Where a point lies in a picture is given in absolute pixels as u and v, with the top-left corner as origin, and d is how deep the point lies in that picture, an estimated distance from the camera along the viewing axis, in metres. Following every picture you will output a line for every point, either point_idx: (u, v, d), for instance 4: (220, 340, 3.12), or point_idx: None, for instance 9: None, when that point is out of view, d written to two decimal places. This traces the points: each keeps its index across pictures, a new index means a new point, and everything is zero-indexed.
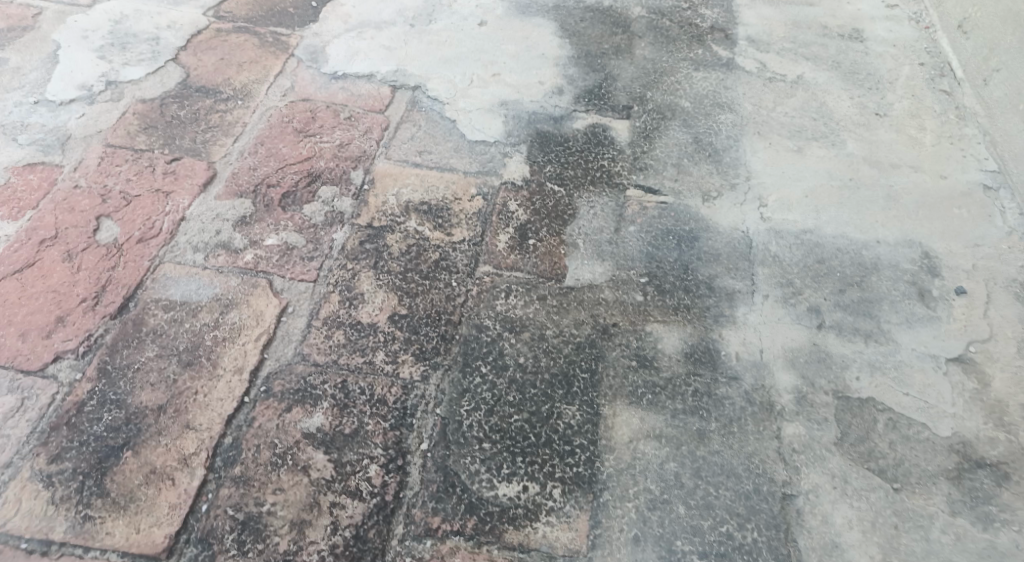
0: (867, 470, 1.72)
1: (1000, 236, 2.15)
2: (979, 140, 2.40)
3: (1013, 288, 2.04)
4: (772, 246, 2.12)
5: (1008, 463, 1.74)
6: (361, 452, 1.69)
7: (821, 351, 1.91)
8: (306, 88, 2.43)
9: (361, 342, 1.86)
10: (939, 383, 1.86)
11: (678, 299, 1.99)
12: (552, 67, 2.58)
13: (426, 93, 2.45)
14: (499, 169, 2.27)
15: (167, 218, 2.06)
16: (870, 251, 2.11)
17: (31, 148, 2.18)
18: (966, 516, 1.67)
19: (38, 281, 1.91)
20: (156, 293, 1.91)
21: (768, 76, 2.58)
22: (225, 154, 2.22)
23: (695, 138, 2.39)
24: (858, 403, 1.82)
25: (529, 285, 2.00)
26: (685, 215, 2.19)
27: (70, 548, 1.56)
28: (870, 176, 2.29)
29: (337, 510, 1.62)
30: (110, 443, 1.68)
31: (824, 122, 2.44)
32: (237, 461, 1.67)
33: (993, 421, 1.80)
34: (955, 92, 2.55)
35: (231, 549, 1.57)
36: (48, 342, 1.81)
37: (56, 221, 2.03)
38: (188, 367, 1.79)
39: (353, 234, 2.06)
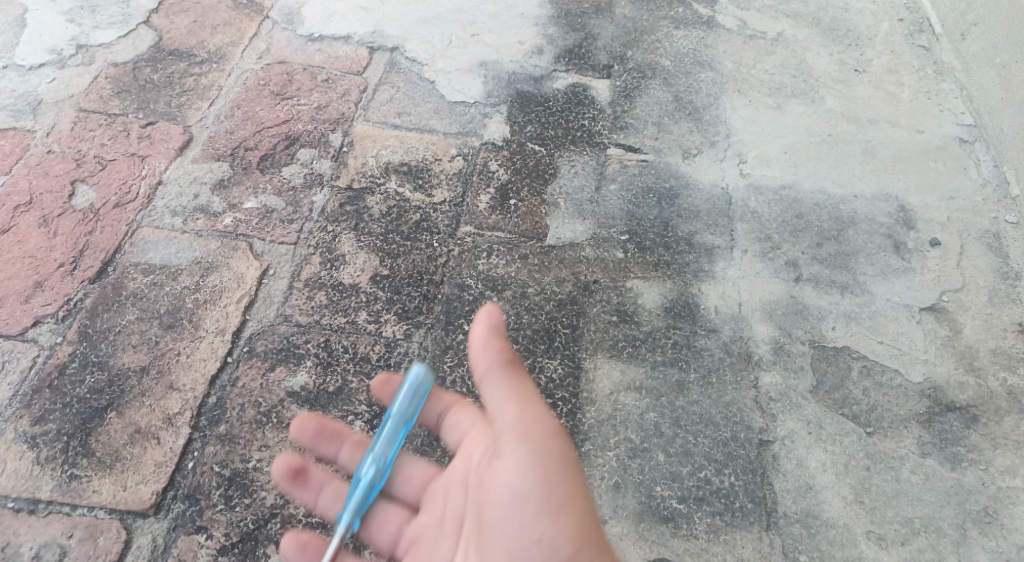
0: (841, 416, 1.76)
1: (973, 188, 2.18)
2: (956, 94, 2.42)
3: (986, 239, 2.07)
4: (751, 202, 2.14)
5: (976, 406, 1.79)
6: (346, 409, 1.71)
7: (798, 303, 1.94)
8: (282, 51, 2.40)
9: (344, 302, 1.87)
10: (912, 331, 1.90)
11: (658, 255, 2.01)
12: (531, 27, 2.56)
13: (404, 54, 2.43)
14: (478, 129, 2.26)
15: (143, 182, 2.05)
16: (847, 206, 2.14)
17: (2, 114, 2.17)
18: (935, 457, 1.72)
19: (15, 246, 1.91)
20: (134, 257, 1.91)
21: (748, 34, 2.58)
22: (201, 117, 2.21)
23: (675, 97, 2.39)
24: (834, 352, 1.86)
25: (510, 244, 2.01)
26: (665, 172, 2.20)
27: (57, 507, 1.58)
28: (848, 132, 2.31)
29: (322, 465, 1.64)
30: (94, 405, 1.69)
31: (803, 79, 2.45)
32: (222, 419, 1.69)
33: (963, 366, 1.85)
34: (934, 48, 2.55)
35: (218, 504, 1.59)
36: (27, 307, 1.81)
37: (31, 186, 2.01)
38: (169, 329, 1.80)
39: (333, 196, 2.06)
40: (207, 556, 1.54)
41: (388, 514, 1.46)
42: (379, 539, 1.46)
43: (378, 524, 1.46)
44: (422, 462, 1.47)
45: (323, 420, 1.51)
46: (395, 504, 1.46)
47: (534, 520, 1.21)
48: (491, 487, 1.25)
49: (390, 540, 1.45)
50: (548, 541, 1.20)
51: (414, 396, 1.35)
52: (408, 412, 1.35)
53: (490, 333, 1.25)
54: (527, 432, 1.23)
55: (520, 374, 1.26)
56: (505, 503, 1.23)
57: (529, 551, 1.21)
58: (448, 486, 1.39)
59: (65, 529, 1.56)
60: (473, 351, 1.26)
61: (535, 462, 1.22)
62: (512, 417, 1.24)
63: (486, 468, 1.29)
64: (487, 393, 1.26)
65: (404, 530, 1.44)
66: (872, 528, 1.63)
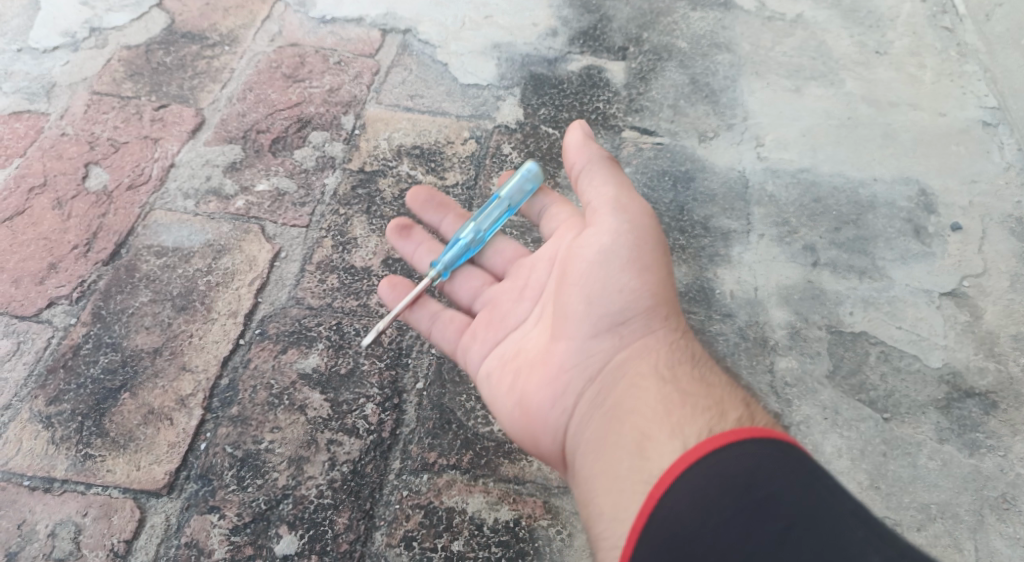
0: (858, 402, 1.74)
1: (996, 172, 2.14)
2: (979, 76, 2.37)
3: (1008, 223, 2.03)
4: (768, 186, 2.11)
5: (996, 392, 1.76)
6: (357, 391, 1.71)
7: (815, 288, 1.91)
8: (294, 33, 2.39)
9: (356, 285, 1.87)
10: (932, 317, 1.87)
11: (673, 239, 1.99)
12: (546, 9, 2.53)
13: (417, 36, 2.41)
14: (492, 112, 2.24)
15: (156, 164, 2.05)
16: (866, 190, 2.10)
17: (16, 97, 2.17)
18: (954, 443, 1.69)
19: (30, 227, 1.91)
20: (147, 239, 1.91)
21: (766, 15, 2.54)
22: (213, 100, 2.20)
23: (692, 79, 2.36)
24: (851, 337, 1.83)
25: (523, 228, 1.99)
26: (681, 155, 2.17)
27: (72, 485, 1.59)
28: (868, 115, 2.27)
29: (334, 447, 1.64)
30: (108, 385, 1.69)
31: (822, 61, 2.41)
32: (234, 401, 1.69)
33: (984, 352, 1.81)
34: (957, 29, 2.50)
35: (230, 485, 1.59)
36: (41, 288, 1.82)
37: (45, 168, 2.02)
38: (182, 311, 1.80)
39: (345, 179, 2.05)
40: (220, 536, 1.54)
41: (472, 275, 1.77)
42: (459, 293, 1.77)
43: (463, 281, 1.77)
44: (513, 246, 1.80)
45: (434, 193, 1.86)
46: (481, 270, 1.78)
47: (618, 273, 1.50)
48: (582, 251, 1.55)
49: (468, 297, 1.76)
50: (627, 288, 1.49)
51: (522, 185, 1.74)
52: (516, 195, 1.75)
53: (588, 137, 1.66)
54: (621, 207, 1.55)
55: (615, 168, 1.62)
56: (596, 260, 1.52)
57: (609, 294, 1.50)
58: (532, 261, 1.72)
59: (80, 508, 1.57)
60: (569, 152, 1.66)
61: (627, 230, 1.53)
62: (609, 195, 1.57)
63: (578, 241, 1.58)
64: (587, 181, 1.62)
65: (483, 291, 1.75)
66: (889, 514, 1.61)
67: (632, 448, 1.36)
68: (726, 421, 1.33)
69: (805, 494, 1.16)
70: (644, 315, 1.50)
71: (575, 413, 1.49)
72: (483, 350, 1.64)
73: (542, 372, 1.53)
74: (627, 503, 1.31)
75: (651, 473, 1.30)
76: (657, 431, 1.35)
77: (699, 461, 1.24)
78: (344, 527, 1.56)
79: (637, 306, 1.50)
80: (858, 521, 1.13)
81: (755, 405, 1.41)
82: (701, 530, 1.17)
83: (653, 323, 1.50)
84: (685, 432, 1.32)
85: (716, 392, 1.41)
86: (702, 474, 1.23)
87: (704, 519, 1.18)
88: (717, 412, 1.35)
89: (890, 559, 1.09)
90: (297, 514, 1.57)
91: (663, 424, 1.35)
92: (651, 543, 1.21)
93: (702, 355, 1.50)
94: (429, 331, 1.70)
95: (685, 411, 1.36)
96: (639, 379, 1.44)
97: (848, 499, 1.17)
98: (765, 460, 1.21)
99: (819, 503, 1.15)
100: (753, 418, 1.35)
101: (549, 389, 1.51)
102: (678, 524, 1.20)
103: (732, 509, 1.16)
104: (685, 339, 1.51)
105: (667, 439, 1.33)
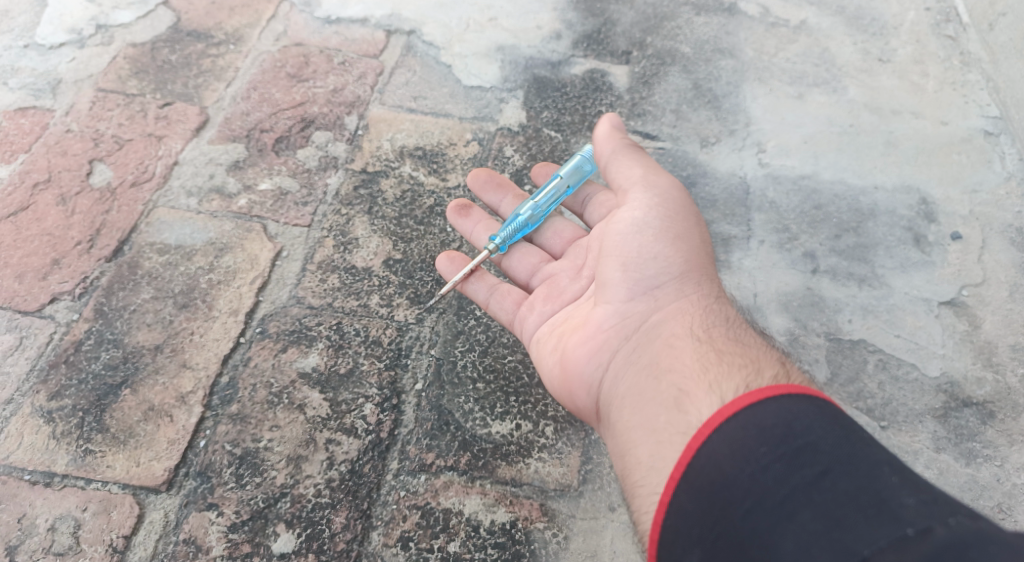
0: (855, 410, 1.75)
1: (997, 182, 2.14)
2: (982, 86, 2.37)
3: (1009, 234, 2.04)
4: (769, 192, 2.11)
5: (993, 402, 1.76)
6: (356, 391, 1.72)
7: (814, 295, 1.92)
8: (299, 33, 2.40)
9: (357, 285, 1.87)
10: (930, 326, 1.87)
11: None
12: (550, 11, 2.53)
13: (421, 38, 2.42)
14: (495, 115, 2.25)
15: (160, 162, 2.06)
16: (867, 198, 2.10)
17: (22, 93, 2.18)
18: (950, 452, 1.70)
19: (33, 223, 1.92)
20: (150, 236, 1.92)
21: (770, 22, 2.54)
22: (217, 99, 2.21)
23: (695, 85, 2.36)
24: (850, 345, 1.84)
25: None
26: (683, 160, 2.18)
27: (72, 480, 1.59)
28: (870, 123, 2.27)
29: (333, 446, 1.65)
30: (108, 382, 1.70)
31: (825, 68, 2.41)
32: (234, 399, 1.69)
33: (982, 362, 1.82)
34: (961, 38, 2.50)
35: (229, 482, 1.60)
36: (44, 284, 1.83)
37: (50, 165, 2.03)
38: (183, 308, 1.81)
39: (347, 179, 2.06)
40: (218, 533, 1.55)
41: (530, 253, 1.85)
42: (516, 271, 1.84)
43: (520, 259, 1.84)
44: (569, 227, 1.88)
45: (493, 174, 1.96)
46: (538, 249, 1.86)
47: (651, 241, 1.61)
48: (617, 225, 1.66)
49: (525, 274, 1.83)
50: (660, 256, 1.59)
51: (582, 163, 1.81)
52: (574, 175, 1.81)
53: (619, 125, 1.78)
54: (651, 185, 1.68)
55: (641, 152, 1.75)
56: (629, 231, 1.63)
57: (642, 261, 1.59)
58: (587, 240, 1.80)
59: (80, 502, 1.57)
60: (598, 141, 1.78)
61: (659, 205, 1.65)
62: (642, 174, 1.70)
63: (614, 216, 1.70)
64: (618, 165, 1.73)
65: (539, 268, 1.82)
66: None
67: (666, 402, 1.41)
68: (762, 377, 1.36)
69: (842, 447, 1.20)
70: (678, 281, 1.58)
71: (609, 370, 1.54)
72: (537, 319, 1.71)
73: (578, 333, 1.60)
74: (665, 451, 1.36)
75: (687, 424, 1.35)
76: (694, 388, 1.39)
77: (735, 413, 1.28)
78: (341, 526, 1.57)
79: (668, 272, 1.59)
80: (892, 470, 1.17)
81: (791, 364, 1.44)
82: (738, 474, 1.22)
83: (686, 289, 1.58)
84: (720, 386, 1.36)
85: (750, 351, 1.45)
86: (741, 426, 1.26)
87: (741, 464, 1.23)
88: (753, 369, 1.39)
89: (925, 501, 1.13)
90: (295, 513, 1.58)
91: (695, 378, 1.40)
92: (689, 487, 1.26)
93: (736, 319, 1.55)
94: (486, 301, 1.78)
95: (719, 367, 1.40)
96: (673, 338, 1.50)
97: (881, 449, 1.21)
98: (804, 414, 1.25)
99: (854, 449, 1.19)
100: (789, 373, 1.39)
101: (583, 350, 1.57)
102: (715, 471, 1.25)
103: (770, 457, 1.21)
104: (719, 303, 1.57)
105: (702, 393, 1.37)
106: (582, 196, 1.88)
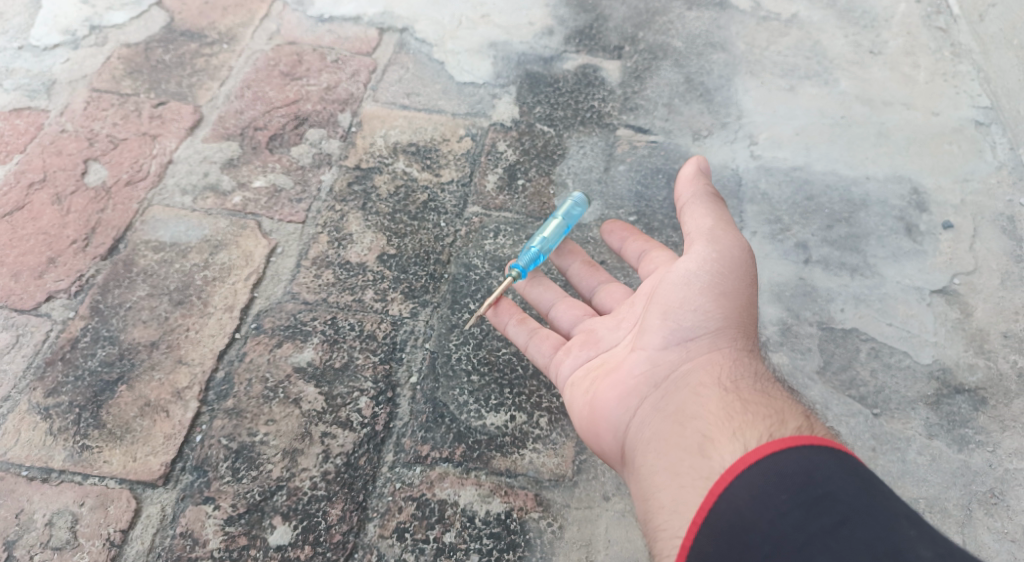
0: (848, 398, 1.75)
1: (989, 171, 2.15)
2: (973, 77, 2.38)
3: (1000, 222, 2.05)
4: (761, 184, 2.12)
5: (986, 388, 1.77)
6: (351, 385, 1.73)
7: (806, 285, 1.93)
8: (292, 31, 2.41)
9: (351, 281, 1.88)
10: (922, 313, 1.88)
11: (666, 237, 2.01)
12: (542, 7, 2.55)
13: (414, 35, 2.43)
14: (488, 111, 2.26)
15: (154, 161, 2.07)
16: (858, 188, 2.12)
17: (17, 94, 2.19)
18: (942, 438, 1.71)
19: (29, 223, 1.93)
20: (145, 234, 1.93)
21: (761, 15, 2.56)
22: (211, 97, 2.22)
23: (687, 78, 2.37)
24: (842, 334, 1.85)
25: (518, 225, 2.01)
26: (675, 153, 2.19)
27: (69, 476, 1.61)
28: (862, 114, 2.28)
29: (328, 440, 1.66)
30: (105, 378, 1.71)
31: (817, 61, 2.42)
32: (230, 394, 1.71)
33: (974, 349, 1.83)
34: (952, 29, 2.51)
35: (225, 476, 1.61)
36: (40, 282, 1.84)
37: (45, 164, 2.04)
38: (179, 305, 1.82)
39: (341, 176, 2.07)
40: (215, 526, 1.56)
41: (575, 307, 1.80)
42: (561, 321, 1.80)
43: (567, 309, 1.80)
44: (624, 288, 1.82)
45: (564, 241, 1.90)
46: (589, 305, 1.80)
47: (699, 294, 1.58)
48: (670, 275, 1.63)
49: (569, 324, 1.78)
50: (703, 309, 1.57)
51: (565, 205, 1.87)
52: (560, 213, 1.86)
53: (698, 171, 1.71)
54: (714, 238, 1.62)
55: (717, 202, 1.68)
56: (679, 281, 1.61)
57: (685, 312, 1.57)
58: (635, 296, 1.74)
59: (77, 497, 1.58)
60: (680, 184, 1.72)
61: (715, 259, 1.59)
62: (707, 227, 1.63)
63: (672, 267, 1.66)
64: (687, 215, 1.68)
65: (582, 319, 1.78)
66: None
67: (689, 447, 1.40)
68: (786, 426, 1.35)
69: (862, 499, 1.21)
70: (716, 335, 1.56)
71: (637, 414, 1.53)
72: (573, 364, 1.68)
73: (609, 378, 1.60)
74: (686, 495, 1.36)
75: (709, 469, 1.35)
76: (719, 436, 1.38)
77: (757, 460, 1.29)
78: (337, 518, 1.58)
79: (707, 324, 1.56)
80: (909, 523, 1.19)
81: (817, 418, 1.42)
82: (757, 519, 1.23)
83: (722, 342, 1.55)
84: (743, 433, 1.36)
85: (776, 402, 1.43)
86: (763, 475, 1.27)
87: (761, 511, 1.23)
88: (777, 419, 1.38)
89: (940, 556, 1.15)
90: (291, 505, 1.59)
91: (714, 424, 1.41)
92: (709, 531, 1.27)
93: (767, 373, 1.52)
94: (526, 344, 1.73)
95: (744, 416, 1.40)
96: (701, 387, 1.48)
97: (901, 503, 1.22)
98: (824, 463, 1.26)
99: (873, 503, 1.20)
100: (813, 426, 1.36)
101: (613, 394, 1.57)
102: (734, 516, 1.25)
103: (789, 505, 1.22)
104: (753, 358, 1.54)
105: (725, 439, 1.37)
106: (637, 251, 1.82)
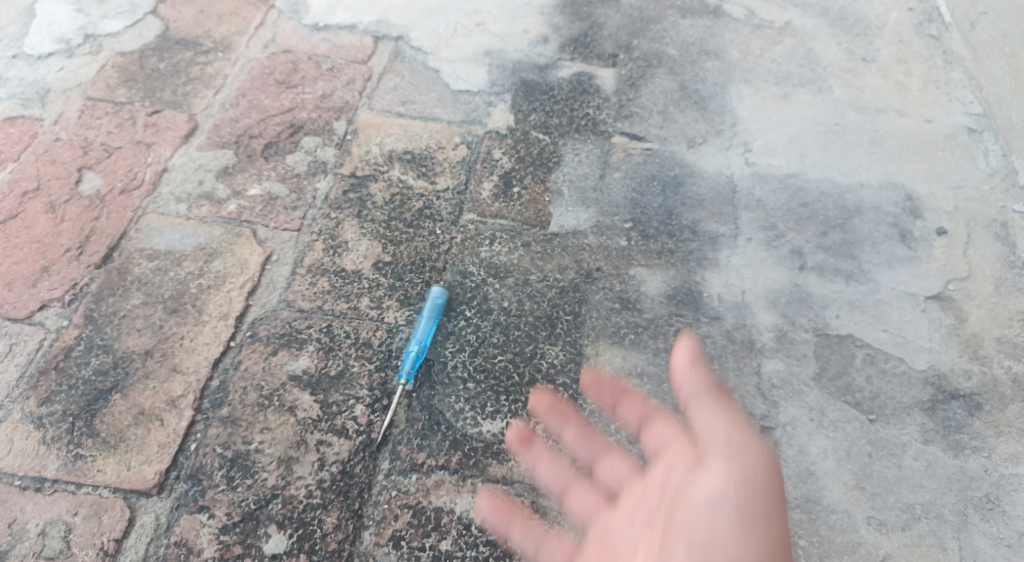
0: (843, 403, 1.76)
1: (981, 177, 2.16)
2: (965, 84, 2.39)
3: (993, 228, 2.05)
4: (756, 191, 2.13)
5: (980, 394, 1.78)
6: (347, 393, 1.72)
7: (801, 291, 1.93)
8: (287, 40, 2.42)
9: (347, 288, 1.88)
10: (917, 319, 1.89)
11: (662, 243, 2.01)
12: (537, 16, 2.56)
13: (409, 43, 2.44)
14: (483, 118, 2.26)
15: (149, 169, 2.07)
16: (852, 195, 2.12)
17: (11, 102, 2.19)
18: (938, 444, 1.71)
19: (23, 231, 1.93)
20: (139, 242, 1.93)
21: (755, 23, 2.57)
22: (206, 106, 2.22)
23: (681, 86, 2.38)
24: (837, 340, 1.85)
25: (513, 232, 2.01)
26: (670, 160, 2.19)
27: (62, 485, 1.60)
28: (855, 121, 2.29)
29: (324, 447, 1.65)
30: (99, 387, 1.71)
31: (810, 68, 2.43)
32: (224, 402, 1.70)
33: (968, 354, 1.83)
34: (943, 37, 2.52)
35: (220, 485, 1.60)
36: (34, 291, 1.83)
37: (39, 173, 2.03)
38: (173, 313, 1.82)
39: (336, 184, 2.07)
40: (210, 535, 1.55)
41: (587, 496, 1.54)
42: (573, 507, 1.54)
43: (579, 498, 1.54)
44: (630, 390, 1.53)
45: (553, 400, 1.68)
46: (599, 495, 1.53)
47: (727, 505, 1.28)
48: (688, 493, 1.32)
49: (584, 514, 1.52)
50: (723, 493, 1.28)
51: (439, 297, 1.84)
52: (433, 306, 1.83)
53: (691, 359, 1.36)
54: (736, 457, 1.30)
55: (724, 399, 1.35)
56: (702, 506, 1.29)
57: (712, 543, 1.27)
58: (646, 486, 1.43)
59: (71, 507, 1.57)
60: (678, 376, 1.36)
61: (737, 479, 1.29)
62: (721, 436, 1.32)
63: (687, 469, 1.34)
64: (695, 417, 1.34)
65: (596, 514, 1.51)
66: (873, 514, 1.63)
67: None
68: None
69: None
70: (744, 519, 1.27)
71: None
72: None
73: None
74: None
75: None
76: None
77: None
78: (333, 526, 1.57)
79: (732, 485, 1.28)
80: None
81: None
82: None
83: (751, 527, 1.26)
84: None
85: None
86: None
87: None
88: None
89: None
90: (286, 514, 1.58)
91: None
92: None
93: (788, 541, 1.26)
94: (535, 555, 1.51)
95: None
96: None
97: None
98: None
99: None
100: None
101: None
102: None
103: None
104: (779, 525, 1.27)
105: None
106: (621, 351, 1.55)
